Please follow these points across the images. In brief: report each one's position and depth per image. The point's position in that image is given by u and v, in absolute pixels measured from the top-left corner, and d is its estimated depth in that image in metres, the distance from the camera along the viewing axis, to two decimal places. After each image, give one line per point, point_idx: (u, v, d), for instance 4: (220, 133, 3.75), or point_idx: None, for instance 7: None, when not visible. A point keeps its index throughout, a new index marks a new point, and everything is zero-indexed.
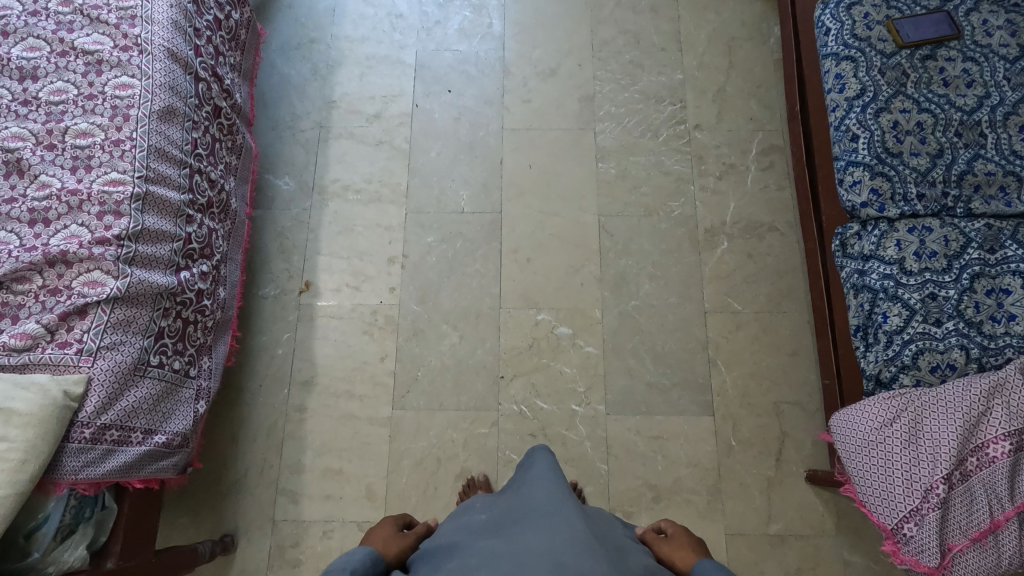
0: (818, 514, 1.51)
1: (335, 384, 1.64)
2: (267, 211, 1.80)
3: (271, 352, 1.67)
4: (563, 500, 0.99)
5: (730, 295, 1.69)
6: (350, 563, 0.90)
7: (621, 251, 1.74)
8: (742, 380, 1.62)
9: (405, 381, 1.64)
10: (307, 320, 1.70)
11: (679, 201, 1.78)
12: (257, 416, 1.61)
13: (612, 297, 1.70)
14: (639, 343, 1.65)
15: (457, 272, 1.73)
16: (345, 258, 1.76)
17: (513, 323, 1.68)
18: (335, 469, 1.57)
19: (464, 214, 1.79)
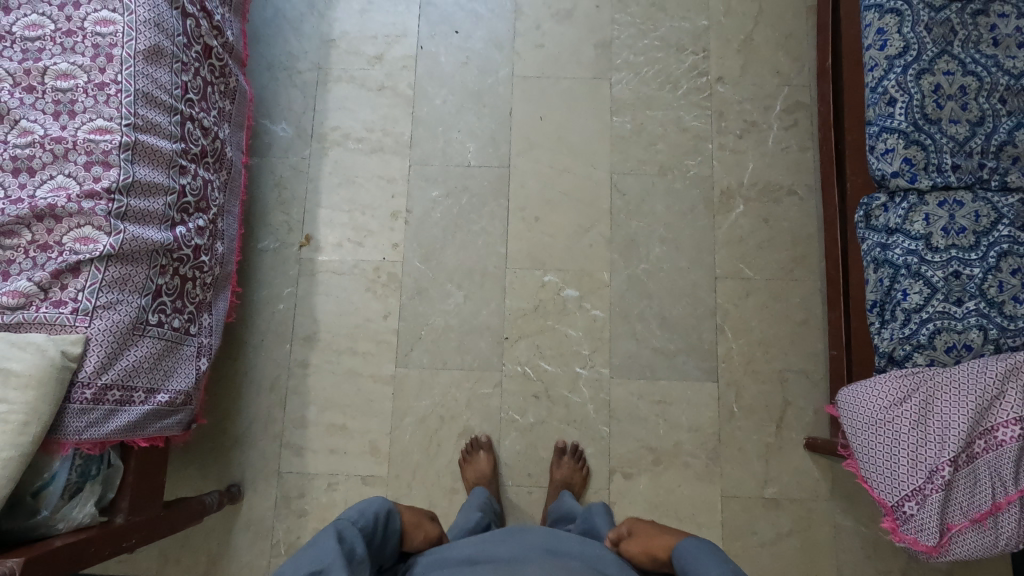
0: (814, 479, 1.54)
1: (337, 341, 1.62)
2: (264, 158, 1.72)
3: (272, 307, 1.64)
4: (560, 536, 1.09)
5: (742, 260, 1.65)
6: (363, 512, 1.01)
7: (634, 211, 1.68)
8: (748, 347, 1.60)
9: (408, 339, 1.62)
10: (308, 275, 1.66)
11: (696, 160, 1.70)
12: (261, 371, 1.61)
13: (621, 259, 1.65)
14: (647, 308, 1.63)
15: (462, 229, 1.68)
16: (347, 211, 1.70)
17: (520, 283, 1.65)
18: (339, 425, 1.58)
19: (471, 167, 1.71)
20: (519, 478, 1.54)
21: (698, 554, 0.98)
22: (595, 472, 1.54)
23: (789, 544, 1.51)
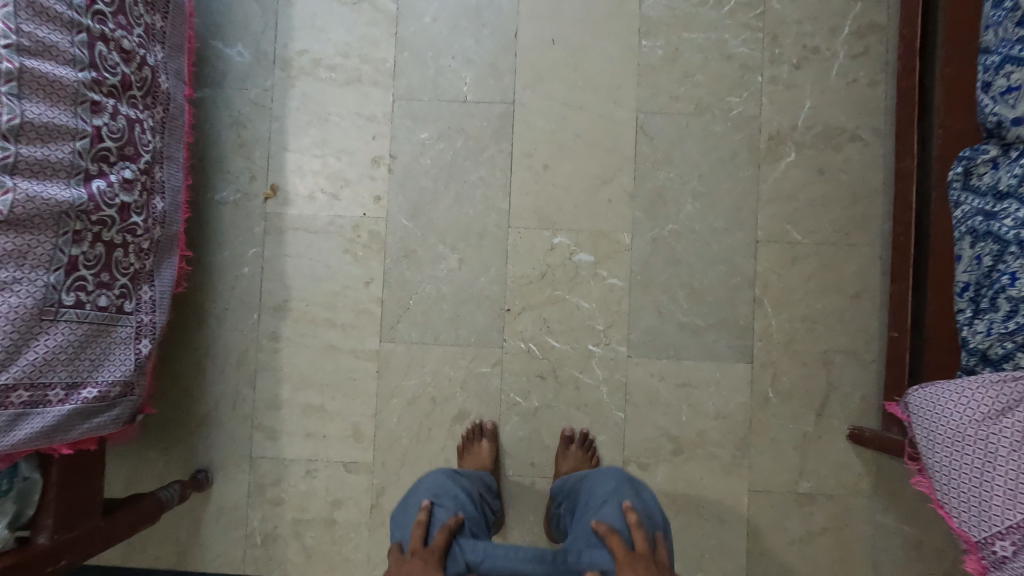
0: (855, 474, 1.36)
1: (313, 310, 1.40)
2: (217, 89, 1.42)
3: (235, 271, 1.41)
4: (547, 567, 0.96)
5: (790, 221, 1.38)
6: None
7: (663, 160, 1.40)
8: (790, 324, 1.37)
9: (394, 311, 1.40)
10: (276, 233, 1.41)
11: (740, 97, 1.40)
12: (226, 344, 1.40)
13: (645, 218, 1.39)
14: (673, 277, 1.39)
15: (457, 179, 1.41)
16: (319, 157, 1.42)
17: (524, 245, 1.40)
18: (316, 406, 1.39)
19: (467, 103, 1.41)
20: (520, 467, 1.37)
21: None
22: (606, 463, 1.36)
23: (822, 543, 1.35)
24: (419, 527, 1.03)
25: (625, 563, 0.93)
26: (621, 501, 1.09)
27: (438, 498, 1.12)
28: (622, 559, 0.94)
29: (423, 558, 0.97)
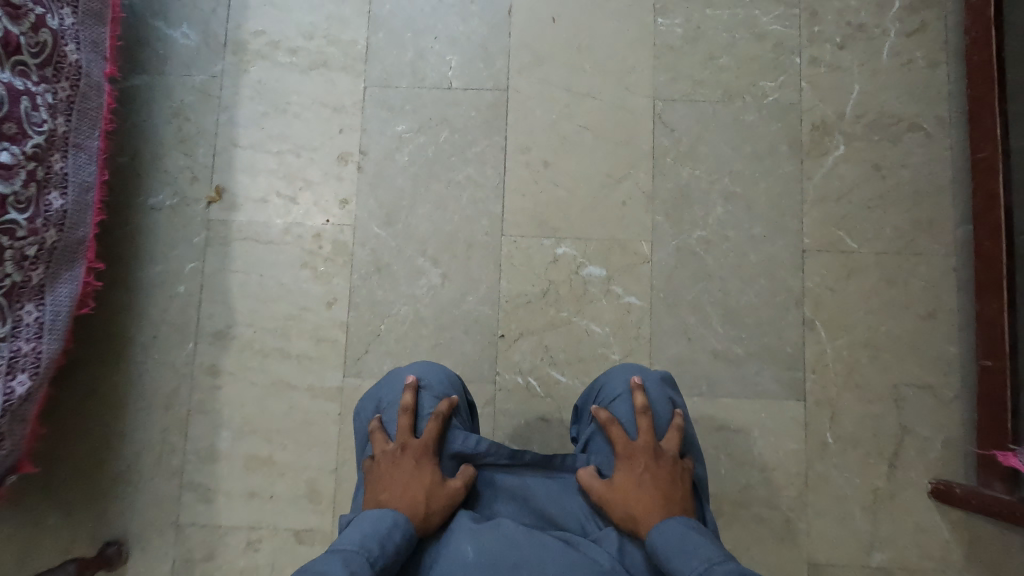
0: (941, 542, 1.07)
1: (261, 338, 1.14)
2: (157, 76, 1.20)
3: (169, 290, 1.15)
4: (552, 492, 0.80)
5: (842, 226, 1.15)
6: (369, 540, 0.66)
7: (687, 154, 1.17)
8: (849, 351, 1.12)
9: (362, 338, 1.14)
10: (220, 244, 1.16)
11: (776, 81, 1.18)
12: (154, 379, 1.13)
13: (667, 223, 1.15)
14: (704, 294, 1.14)
15: (440, 179, 1.17)
16: (275, 153, 1.18)
17: (521, 257, 1.15)
18: (263, 457, 1.11)
19: (452, 90, 1.19)
20: None
21: (687, 543, 0.67)
22: None
23: None
24: (404, 417, 0.81)
25: (624, 461, 0.79)
26: (632, 379, 0.88)
27: (426, 376, 0.87)
28: (621, 459, 0.79)
29: (416, 455, 0.78)
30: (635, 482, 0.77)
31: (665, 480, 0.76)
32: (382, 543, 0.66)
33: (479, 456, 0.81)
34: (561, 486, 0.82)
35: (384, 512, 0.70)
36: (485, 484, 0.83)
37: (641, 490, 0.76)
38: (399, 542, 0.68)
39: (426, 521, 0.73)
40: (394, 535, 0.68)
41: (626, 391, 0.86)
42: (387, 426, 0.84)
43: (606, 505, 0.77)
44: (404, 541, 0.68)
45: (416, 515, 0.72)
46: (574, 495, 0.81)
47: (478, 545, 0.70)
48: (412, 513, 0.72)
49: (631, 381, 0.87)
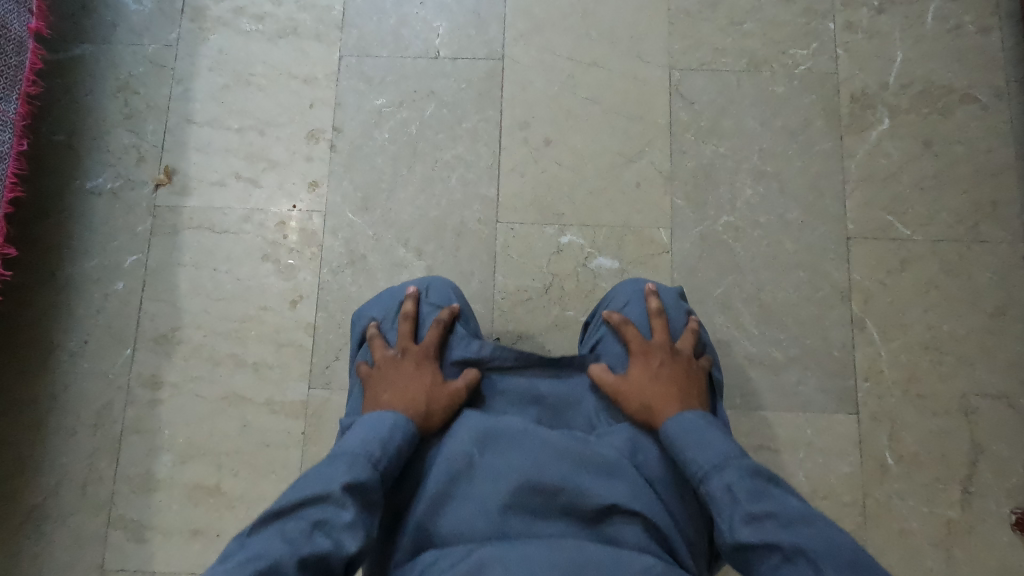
0: None
1: (212, 344, 0.96)
2: (103, 45, 1.05)
3: (106, 287, 0.98)
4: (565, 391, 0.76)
5: (891, 210, 0.99)
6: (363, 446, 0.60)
7: (709, 130, 1.01)
8: (907, 355, 0.95)
9: (332, 343, 0.96)
10: (167, 233, 0.99)
11: (808, 48, 1.04)
12: (83, 394, 0.95)
13: (688, 208, 0.99)
14: (734, 288, 0.97)
15: (425, 159, 1.01)
16: (235, 130, 1.03)
17: (520, 247, 0.98)
18: (209, 488, 0.92)
19: (439, 59, 1.04)
20: None
21: (705, 434, 0.62)
22: None
23: None
24: (404, 325, 0.75)
25: (638, 358, 0.73)
26: (644, 285, 0.80)
27: (428, 286, 0.81)
28: (635, 357, 0.73)
29: (416, 359, 0.72)
30: (649, 377, 0.70)
31: (684, 377, 0.70)
32: (385, 443, 0.62)
33: (484, 363, 0.75)
34: (570, 386, 0.76)
35: (383, 413, 0.65)
36: (485, 383, 0.75)
37: (657, 386, 0.69)
38: (402, 442, 0.63)
39: (427, 421, 0.68)
40: (394, 438, 0.63)
41: (639, 295, 0.79)
42: (385, 332, 0.78)
43: (618, 402, 0.71)
44: (408, 440, 0.64)
45: (417, 415, 0.67)
46: (584, 394, 0.75)
47: (479, 446, 0.64)
48: (414, 413, 0.67)
49: (645, 287, 0.80)
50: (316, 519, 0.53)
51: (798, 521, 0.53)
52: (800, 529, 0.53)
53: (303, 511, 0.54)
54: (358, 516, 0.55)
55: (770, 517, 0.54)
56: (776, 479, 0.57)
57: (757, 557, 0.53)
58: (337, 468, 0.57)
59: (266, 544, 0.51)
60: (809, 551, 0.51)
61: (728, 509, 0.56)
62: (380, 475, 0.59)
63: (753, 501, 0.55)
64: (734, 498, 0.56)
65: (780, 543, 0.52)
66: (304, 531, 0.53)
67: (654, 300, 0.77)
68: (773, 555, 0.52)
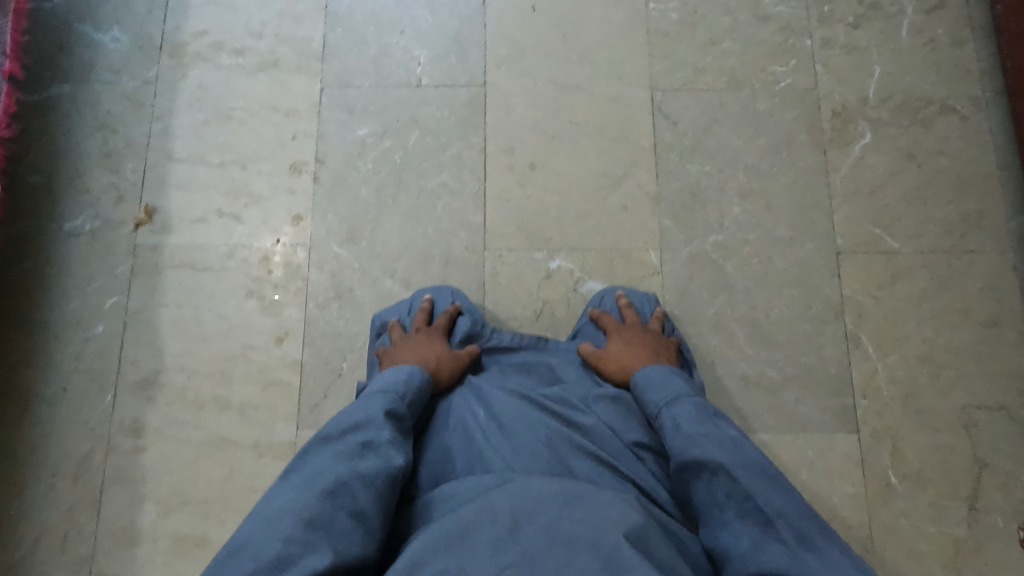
0: None
1: (197, 386, 0.94)
2: (81, 85, 1.04)
3: (86, 331, 0.96)
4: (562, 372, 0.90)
5: (879, 223, 0.99)
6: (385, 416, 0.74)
7: (694, 149, 1.01)
8: (903, 369, 0.94)
9: (320, 380, 0.94)
10: (149, 274, 0.97)
11: (787, 65, 1.05)
12: (63, 444, 0.92)
13: (677, 229, 0.99)
14: (726, 309, 0.96)
15: (410, 188, 1.00)
16: (217, 166, 1.01)
17: (509, 273, 0.97)
18: (196, 537, 0.89)
19: (421, 87, 1.04)
20: None
21: (666, 384, 0.80)
22: None
23: None
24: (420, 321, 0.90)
25: (616, 335, 0.89)
26: (616, 286, 0.96)
27: (439, 295, 0.94)
28: (613, 333, 0.89)
29: (429, 334, 0.90)
30: (626, 356, 0.87)
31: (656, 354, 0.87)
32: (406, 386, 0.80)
33: (483, 345, 0.92)
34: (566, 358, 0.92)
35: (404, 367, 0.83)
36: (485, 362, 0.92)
37: (631, 351, 0.87)
38: (420, 387, 0.81)
39: (437, 378, 0.86)
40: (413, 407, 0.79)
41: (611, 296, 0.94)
42: (401, 319, 0.92)
43: (599, 367, 0.88)
44: (423, 388, 0.82)
45: (430, 373, 0.85)
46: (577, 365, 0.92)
47: (487, 411, 0.83)
48: (427, 370, 0.85)
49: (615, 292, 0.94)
50: (362, 441, 0.70)
51: (728, 443, 0.70)
52: (727, 450, 0.69)
53: (350, 436, 0.71)
54: (395, 438, 0.73)
55: (705, 439, 0.71)
56: (718, 412, 0.75)
57: (694, 473, 0.70)
58: (373, 404, 0.75)
59: (327, 461, 0.67)
60: (731, 465, 0.67)
61: (674, 436, 0.73)
62: (406, 406, 0.78)
63: (693, 429, 0.72)
64: (679, 426, 0.73)
65: (709, 460, 0.68)
66: (354, 449, 0.69)
67: (623, 299, 0.92)
68: (705, 471, 0.69)
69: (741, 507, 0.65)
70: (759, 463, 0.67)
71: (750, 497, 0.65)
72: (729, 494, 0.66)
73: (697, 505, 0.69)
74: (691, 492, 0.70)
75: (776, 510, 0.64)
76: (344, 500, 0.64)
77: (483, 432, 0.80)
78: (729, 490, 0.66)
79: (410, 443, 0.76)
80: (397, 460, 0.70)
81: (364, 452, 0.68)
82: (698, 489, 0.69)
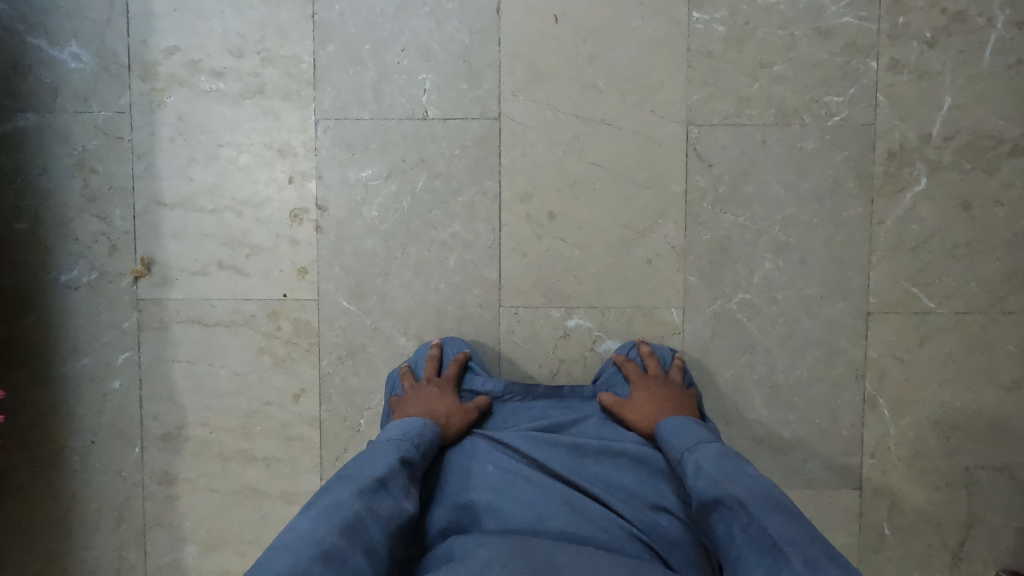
0: None
1: (220, 439, 0.96)
2: (48, 115, 0.93)
3: (103, 386, 0.96)
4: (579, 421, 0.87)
5: (918, 280, 0.93)
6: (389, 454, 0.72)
7: (728, 197, 0.93)
8: (916, 429, 0.95)
9: (339, 436, 0.96)
10: (156, 329, 0.95)
11: (845, 94, 0.91)
12: (100, 492, 0.97)
13: (702, 285, 0.94)
14: (745, 369, 0.95)
15: (420, 238, 0.94)
16: (211, 211, 0.94)
17: (526, 330, 0.95)
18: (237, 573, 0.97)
19: (428, 120, 0.92)
20: None
21: (686, 430, 0.77)
22: None
23: None
24: (429, 367, 0.90)
25: (640, 384, 0.87)
26: (635, 336, 0.94)
27: (451, 345, 0.93)
28: (637, 381, 0.87)
29: (439, 385, 0.88)
30: (648, 401, 0.85)
31: (678, 400, 0.85)
32: (419, 435, 0.78)
33: (496, 395, 0.90)
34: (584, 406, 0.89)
35: (413, 419, 0.81)
36: (497, 411, 0.90)
37: (654, 401, 0.85)
38: (431, 439, 0.79)
39: (447, 429, 0.84)
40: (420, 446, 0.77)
41: (630, 344, 0.93)
42: (412, 368, 0.92)
43: (624, 417, 0.85)
44: (433, 441, 0.79)
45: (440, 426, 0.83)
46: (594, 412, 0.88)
47: (496, 463, 0.80)
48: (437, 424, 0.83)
49: (636, 340, 0.93)
50: (378, 481, 0.67)
51: (750, 483, 0.65)
52: (747, 488, 0.65)
53: (366, 475, 0.67)
54: (407, 484, 0.70)
55: (725, 478, 0.67)
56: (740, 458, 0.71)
57: (714, 511, 0.65)
58: (388, 449, 0.72)
59: (344, 495, 0.63)
60: (746, 498, 0.63)
61: (695, 477, 0.69)
62: (418, 455, 0.75)
63: (714, 470, 0.68)
64: (700, 467, 0.70)
65: (727, 496, 0.64)
66: (370, 488, 0.65)
67: (644, 346, 0.91)
68: (723, 507, 0.64)
69: (753, 541, 0.60)
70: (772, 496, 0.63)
71: (764, 530, 0.60)
72: (746, 528, 0.61)
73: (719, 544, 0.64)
74: (713, 532, 0.65)
75: (788, 539, 0.58)
76: (359, 534, 0.60)
77: (489, 484, 0.77)
78: (747, 524, 0.61)
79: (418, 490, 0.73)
80: (409, 506, 0.67)
81: (381, 493, 0.65)
82: (718, 525, 0.64)
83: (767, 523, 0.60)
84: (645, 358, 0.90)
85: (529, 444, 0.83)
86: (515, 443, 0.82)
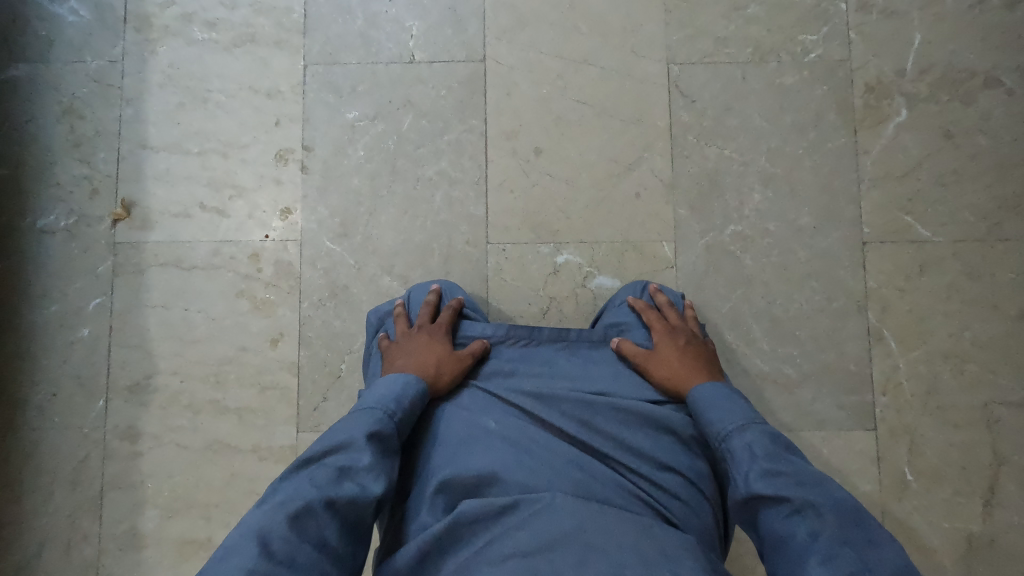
0: None
1: (191, 390, 0.91)
2: (41, 65, 0.95)
3: (71, 335, 0.91)
4: (587, 372, 0.80)
5: (911, 210, 0.92)
6: (358, 425, 0.65)
7: (712, 130, 0.93)
8: (927, 366, 0.90)
9: (318, 383, 0.90)
10: (131, 274, 0.92)
11: (819, 33, 0.95)
12: (56, 451, 0.90)
13: (693, 218, 0.92)
14: (743, 304, 0.91)
15: (406, 176, 0.93)
16: (197, 154, 0.94)
17: (515, 268, 0.92)
18: (200, 541, 0.88)
19: (415, 63, 0.95)
20: None
21: (727, 400, 0.71)
22: None
23: None
24: (426, 311, 0.83)
25: (664, 334, 0.81)
26: (646, 280, 0.91)
27: (449, 291, 0.87)
28: (662, 331, 0.82)
29: (430, 333, 0.81)
30: (676, 354, 0.79)
31: (705, 354, 0.80)
32: (398, 400, 0.70)
33: (495, 340, 0.82)
34: (594, 354, 0.82)
35: (399, 373, 0.74)
36: (494, 357, 0.81)
37: (682, 356, 0.79)
38: (415, 399, 0.71)
39: (436, 382, 0.76)
40: (400, 409, 0.69)
41: (646, 290, 0.88)
42: (407, 308, 0.86)
43: (648, 371, 0.79)
44: (419, 396, 0.72)
45: (428, 378, 0.75)
46: (604, 362, 0.81)
47: (498, 423, 0.72)
48: (426, 376, 0.75)
49: (652, 287, 0.88)
50: (340, 466, 0.61)
51: (808, 482, 0.61)
52: (811, 488, 0.60)
53: (329, 459, 0.61)
54: (377, 459, 0.63)
55: (783, 475, 0.62)
56: (789, 444, 0.66)
57: (770, 507, 0.61)
58: (358, 422, 0.65)
59: (302, 485, 0.59)
60: (816, 503, 0.59)
61: (746, 466, 0.64)
62: (393, 425, 0.67)
63: (769, 462, 0.63)
64: (752, 455, 0.64)
65: (792, 497, 0.60)
66: (331, 475, 0.60)
67: (663, 296, 0.86)
68: (784, 506, 0.60)
69: (827, 551, 0.56)
70: (846, 503, 0.59)
71: (838, 544, 0.56)
72: (814, 537, 0.57)
73: (768, 542, 0.61)
74: (762, 525, 0.62)
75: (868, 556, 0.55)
76: (310, 531, 0.56)
77: (495, 446, 0.69)
78: (815, 532, 0.58)
79: (395, 462, 0.66)
80: (374, 491, 0.60)
81: (340, 481, 0.59)
82: (772, 523, 0.60)
83: (841, 536, 0.57)
84: (666, 309, 0.85)
85: (529, 402, 0.75)
86: (521, 403, 0.75)
